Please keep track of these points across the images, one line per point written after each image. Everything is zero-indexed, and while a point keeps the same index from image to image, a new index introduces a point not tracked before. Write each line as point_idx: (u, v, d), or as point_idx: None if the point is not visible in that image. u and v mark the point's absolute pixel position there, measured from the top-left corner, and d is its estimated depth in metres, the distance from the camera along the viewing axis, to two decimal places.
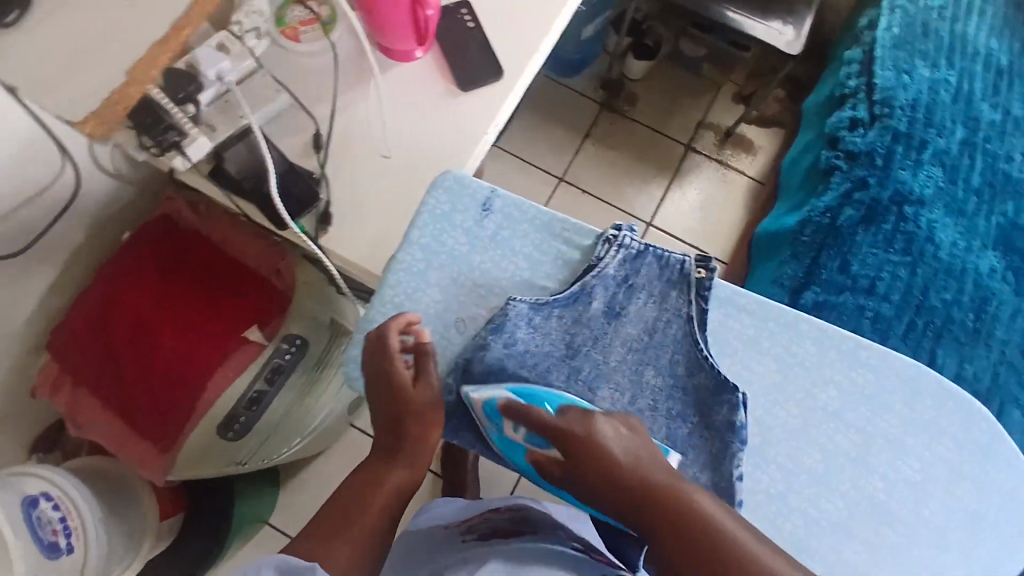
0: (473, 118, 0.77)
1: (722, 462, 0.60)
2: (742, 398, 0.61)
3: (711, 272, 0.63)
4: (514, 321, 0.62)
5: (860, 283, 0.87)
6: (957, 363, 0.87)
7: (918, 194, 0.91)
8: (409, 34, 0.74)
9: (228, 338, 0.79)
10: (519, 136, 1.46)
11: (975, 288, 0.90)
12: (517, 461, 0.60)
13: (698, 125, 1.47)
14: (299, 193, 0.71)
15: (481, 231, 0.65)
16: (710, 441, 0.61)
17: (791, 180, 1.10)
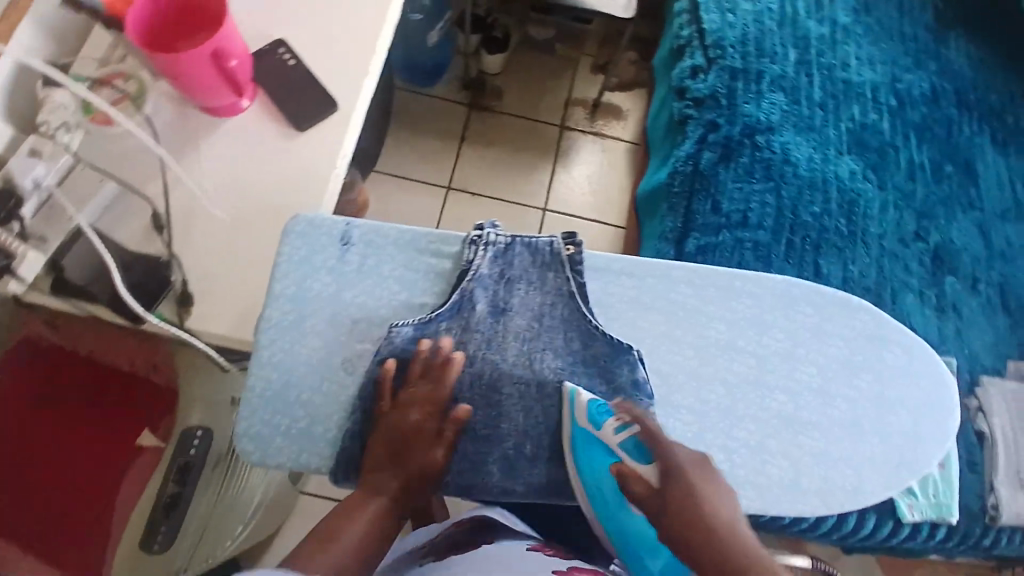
0: (317, 156, 0.75)
1: None
2: (638, 353, 0.63)
3: (579, 246, 0.64)
4: (402, 347, 0.60)
5: (733, 218, 0.92)
6: (841, 267, 0.92)
7: (766, 122, 0.96)
8: (224, 88, 0.72)
9: (123, 449, 0.76)
10: (395, 156, 1.44)
11: (840, 194, 0.95)
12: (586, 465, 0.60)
13: (566, 103, 1.50)
14: (147, 284, 0.69)
15: (347, 266, 0.63)
16: None
17: (656, 135, 1.13)
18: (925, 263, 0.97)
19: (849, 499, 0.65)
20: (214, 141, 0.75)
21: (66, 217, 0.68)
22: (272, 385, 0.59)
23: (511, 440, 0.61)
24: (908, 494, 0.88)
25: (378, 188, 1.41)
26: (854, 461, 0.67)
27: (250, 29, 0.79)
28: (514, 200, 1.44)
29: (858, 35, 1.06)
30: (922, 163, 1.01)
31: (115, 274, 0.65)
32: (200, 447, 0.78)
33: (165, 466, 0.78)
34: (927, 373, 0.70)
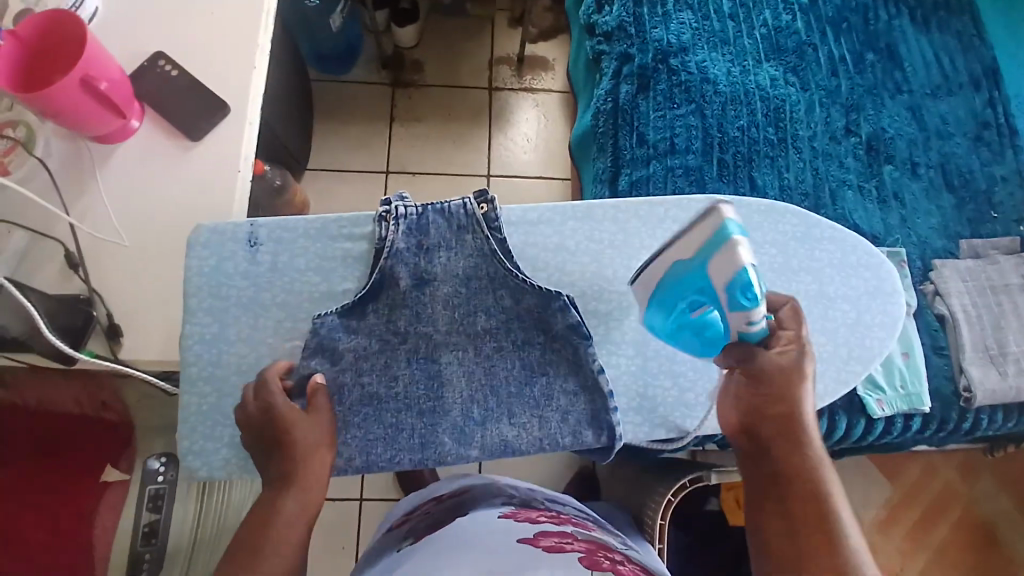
0: (219, 163, 0.72)
1: (581, 362, 0.63)
2: (569, 299, 0.62)
3: (492, 203, 0.62)
4: (332, 337, 0.61)
5: (660, 147, 0.89)
6: (778, 176, 0.91)
7: (678, 43, 0.94)
8: (106, 113, 0.69)
9: (90, 489, 0.75)
10: (327, 151, 1.40)
11: (765, 103, 0.94)
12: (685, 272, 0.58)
13: (490, 64, 1.46)
14: (69, 324, 0.66)
15: (260, 267, 0.70)
16: (563, 351, 0.63)
17: (578, 78, 1.10)
18: (860, 156, 0.96)
19: None
20: (112, 167, 0.72)
21: None
22: None
23: (456, 410, 0.62)
24: (876, 389, 0.88)
25: (317, 186, 1.38)
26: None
27: (124, 45, 0.76)
28: (456, 172, 1.41)
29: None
30: (843, 56, 1.00)
31: (36, 315, 0.63)
32: (167, 473, 0.77)
33: (137, 494, 0.76)
34: (861, 265, 0.71)
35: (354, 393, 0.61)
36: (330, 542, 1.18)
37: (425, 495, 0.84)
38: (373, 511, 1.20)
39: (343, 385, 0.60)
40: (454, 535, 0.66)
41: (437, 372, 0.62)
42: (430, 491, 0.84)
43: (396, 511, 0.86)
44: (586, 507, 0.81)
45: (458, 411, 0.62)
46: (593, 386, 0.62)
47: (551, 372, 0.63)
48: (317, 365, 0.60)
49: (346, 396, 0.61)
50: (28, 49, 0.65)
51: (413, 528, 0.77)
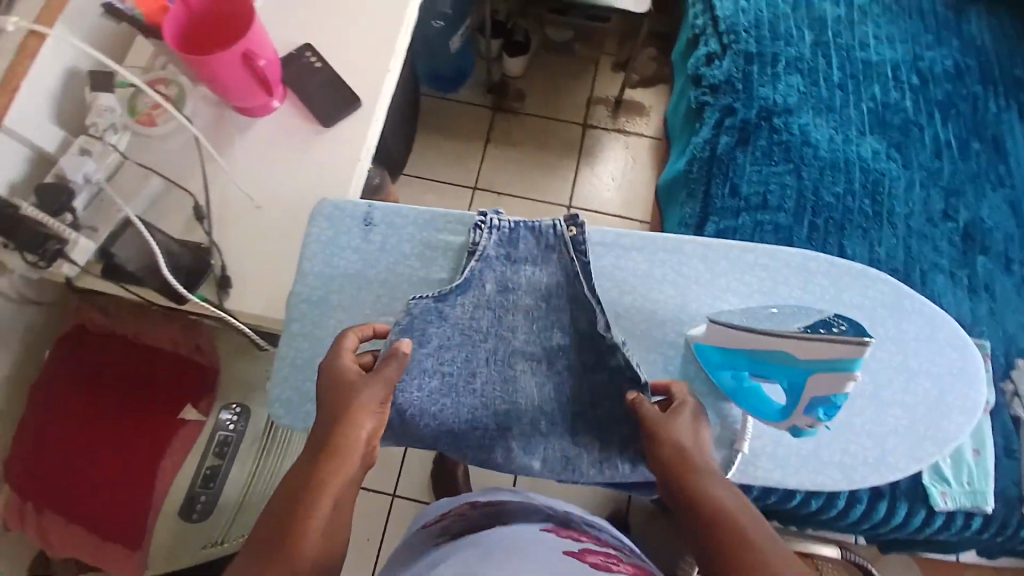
0: (344, 150, 0.79)
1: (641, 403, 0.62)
2: (621, 335, 0.63)
3: (581, 228, 0.66)
4: (422, 320, 0.63)
5: (753, 201, 0.91)
6: (868, 248, 0.91)
7: (783, 104, 0.96)
8: (256, 89, 0.77)
9: (166, 423, 0.78)
10: (421, 159, 1.49)
11: (864, 174, 0.94)
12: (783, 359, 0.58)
13: (588, 102, 1.52)
14: (189, 268, 0.73)
15: (370, 242, 0.73)
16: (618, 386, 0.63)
17: (675, 125, 1.14)
18: (955, 243, 0.95)
19: (871, 473, 0.65)
20: (250, 137, 0.80)
21: (114, 210, 0.76)
22: None
23: (527, 417, 0.64)
24: (941, 480, 0.85)
25: (407, 190, 1.46)
26: (879, 435, 0.66)
27: (277, 34, 0.85)
28: (539, 199, 1.46)
29: (877, 15, 1.05)
30: (949, 140, 0.99)
31: (160, 256, 0.71)
32: (237, 424, 0.81)
33: (206, 439, 0.79)
34: (947, 346, 0.69)
35: (432, 380, 0.63)
36: (359, 529, 1.20)
37: (462, 497, 0.85)
38: (404, 507, 1.22)
39: (425, 368, 0.63)
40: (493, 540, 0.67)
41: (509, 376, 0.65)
42: (467, 496, 0.84)
43: (432, 513, 0.86)
44: (620, 534, 0.81)
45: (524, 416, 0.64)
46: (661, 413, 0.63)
47: (621, 400, 0.63)
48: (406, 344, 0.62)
49: (426, 380, 0.62)
50: (194, 17, 0.73)
51: (448, 528, 0.78)
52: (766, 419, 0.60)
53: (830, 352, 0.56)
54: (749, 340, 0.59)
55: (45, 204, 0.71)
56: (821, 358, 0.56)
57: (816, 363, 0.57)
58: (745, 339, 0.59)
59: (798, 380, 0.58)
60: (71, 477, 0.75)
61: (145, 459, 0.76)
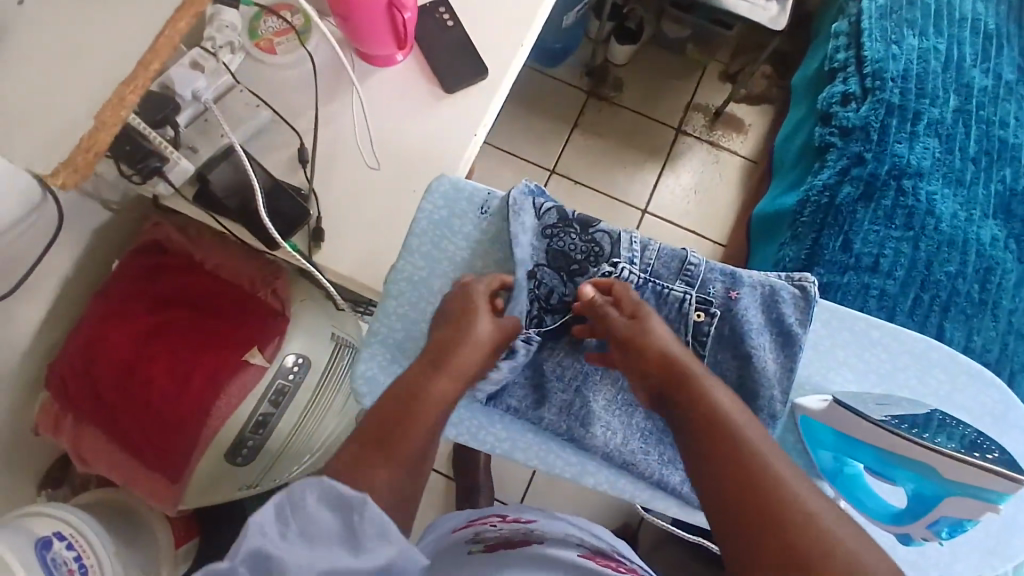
0: (460, 121, 0.77)
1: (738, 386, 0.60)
2: (749, 324, 0.59)
3: (710, 317, 0.60)
4: (506, 213, 0.62)
5: (863, 261, 0.86)
6: (965, 336, 0.86)
7: (916, 166, 0.90)
8: (389, 40, 0.73)
9: (227, 364, 0.74)
10: (506, 130, 1.43)
11: (979, 259, 0.88)
12: (914, 473, 0.54)
13: (686, 107, 1.45)
14: (289, 213, 0.70)
15: (481, 235, 0.63)
16: None
17: (786, 157, 1.09)
18: None
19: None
20: (368, 87, 0.77)
21: (217, 133, 0.71)
22: (393, 334, 0.60)
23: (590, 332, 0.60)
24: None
25: (484, 159, 1.41)
26: (978, 559, 0.62)
27: None
28: (615, 197, 1.40)
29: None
30: None
31: (258, 194, 0.67)
32: (298, 374, 0.78)
33: (265, 384, 0.76)
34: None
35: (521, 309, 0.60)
36: None
37: (490, 508, 0.70)
38: None
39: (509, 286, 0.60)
40: (537, 561, 0.58)
41: (582, 452, 0.59)
42: (496, 504, 0.71)
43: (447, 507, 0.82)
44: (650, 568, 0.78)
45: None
46: None
47: None
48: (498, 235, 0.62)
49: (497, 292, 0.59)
50: None
51: (482, 534, 0.65)
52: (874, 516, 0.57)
53: (976, 477, 0.52)
54: (888, 440, 0.54)
55: (149, 112, 0.67)
56: (956, 477, 0.52)
57: (963, 485, 0.52)
58: (883, 440, 0.54)
59: (928, 494, 0.54)
60: (122, 398, 0.74)
61: (195, 402, 0.74)
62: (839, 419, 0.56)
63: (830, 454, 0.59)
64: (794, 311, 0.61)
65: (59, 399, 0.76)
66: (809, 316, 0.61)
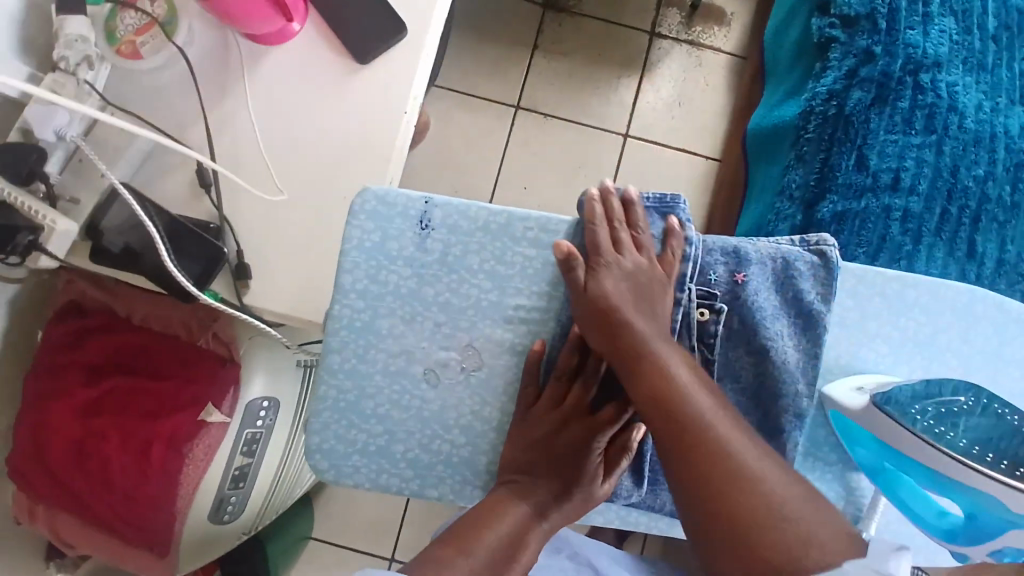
0: (383, 100, 0.63)
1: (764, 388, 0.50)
2: (773, 312, 0.50)
3: (717, 315, 0.50)
4: (442, 224, 0.51)
5: (882, 179, 0.74)
6: (999, 246, 0.76)
7: (934, 55, 0.76)
8: (271, 11, 0.59)
9: (184, 426, 0.67)
10: (457, 67, 1.25)
11: (1009, 155, 0.76)
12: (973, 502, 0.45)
13: (658, 3, 1.25)
14: (199, 257, 0.59)
15: (426, 256, 0.51)
16: None
17: (778, 55, 0.94)
18: None
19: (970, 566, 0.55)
20: (265, 75, 0.63)
21: (95, 173, 0.60)
22: (345, 395, 0.51)
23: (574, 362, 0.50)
24: None
25: (440, 105, 1.25)
26: None
27: None
28: (590, 124, 1.25)
29: None
30: None
31: (159, 241, 0.56)
32: (267, 418, 0.70)
33: (233, 437, 0.68)
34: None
35: (492, 332, 0.51)
36: None
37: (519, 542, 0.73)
38: None
39: (483, 298, 0.51)
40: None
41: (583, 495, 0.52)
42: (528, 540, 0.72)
43: None
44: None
45: None
46: None
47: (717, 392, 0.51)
48: (441, 253, 0.51)
49: (464, 321, 0.51)
50: None
51: None
52: (925, 528, 0.49)
53: None
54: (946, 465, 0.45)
55: (8, 170, 0.54)
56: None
57: None
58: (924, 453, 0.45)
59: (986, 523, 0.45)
60: (82, 482, 0.67)
61: (160, 473, 0.66)
62: (879, 426, 0.47)
63: (867, 451, 0.50)
64: (814, 285, 0.50)
65: (21, 494, 0.69)
66: (833, 288, 0.50)
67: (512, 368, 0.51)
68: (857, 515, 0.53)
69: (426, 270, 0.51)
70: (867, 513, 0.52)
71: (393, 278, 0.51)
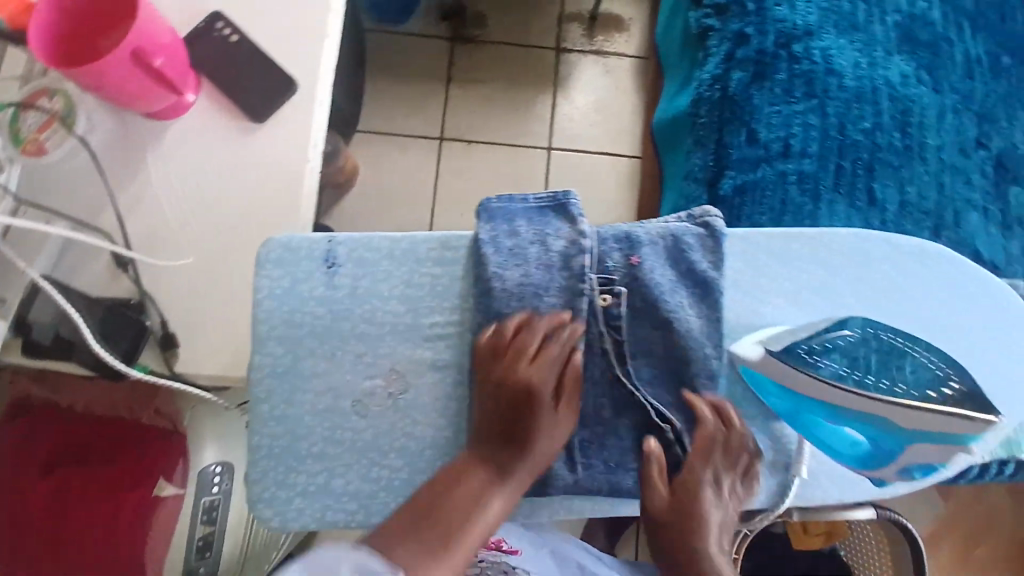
0: (284, 153, 0.65)
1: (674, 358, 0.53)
2: (670, 285, 0.53)
3: (619, 297, 0.53)
4: (347, 259, 0.53)
5: (773, 147, 0.78)
6: (899, 189, 0.80)
7: (802, 25, 0.81)
8: (161, 88, 0.61)
9: (144, 505, 0.66)
10: (378, 111, 1.29)
11: (893, 103, 0.81)
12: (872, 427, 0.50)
13: (559, 21, 1.31)
14: (123, 336, 0.61)
15: (336, 292, 0.53)
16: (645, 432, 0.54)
17: (669, 50, 0.99)
18: (991, 173, 0.83)
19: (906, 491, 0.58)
20: (167, 148, 0.65)
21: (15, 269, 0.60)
22: (278, 441, 0.52)
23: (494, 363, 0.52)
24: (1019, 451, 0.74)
25: (366, 150, 1.28)
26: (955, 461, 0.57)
27: (179, 9, 0.67)
28: (515, 143, 1.29)
29: None
30: (980, 56, 0.86)
31: (84, 326, 0.58)
32: (223, 484, 0.71)
33: (191, 506, 0.69)
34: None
35: (412, 354, 0.53)
36: None
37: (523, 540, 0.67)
38: None
39: (398, 324, 0.53)
40: None
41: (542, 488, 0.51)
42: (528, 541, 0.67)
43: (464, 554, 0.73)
44: None
45: (591, 401, 0.53)
46: (629, 402, 0.53)
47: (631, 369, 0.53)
48: (351, 286, 0.53)
49: (383, 349, 0.53)
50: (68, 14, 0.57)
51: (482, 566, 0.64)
52: (843, 462, 0.54)
53: (930, 423, 0.48)
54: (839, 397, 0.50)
55: None
56: (921, 428, 0.48)
57: (923, 433, 0.49)
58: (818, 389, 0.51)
59: (888, 444, 0.51)
60: None
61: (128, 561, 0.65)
62: (779, 374, 0.52)
63: (779, 402, 0.54)
64: (704, 255, 0.54)
65: None
66: (721, 255, 0.54)
67: (438, 386, 0.53)
68: (788, 460, 0.56)
69: (339, 306, 0.53)
70: (796, 456, 0.56)
71: (309, 319, 0.53)
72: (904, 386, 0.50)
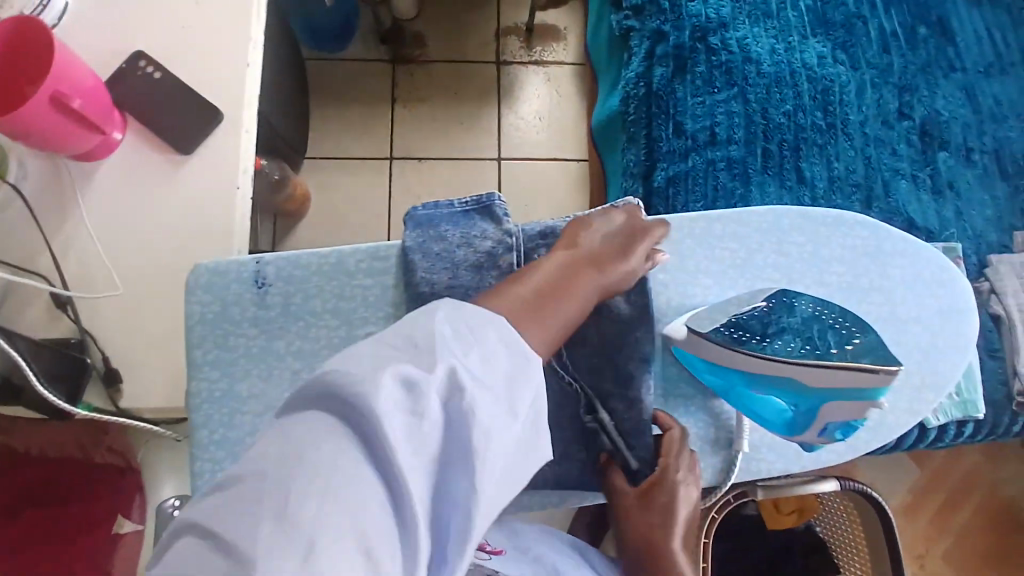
0: (213, 182, 0.66)
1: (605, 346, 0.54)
2: None
3: None
4: (276, 278, 0.54)
5: (700, 137, 0.81)
6: (826, 167, 0.83)
7: (718, 18, 0.85)
8: (86, 129, 0.61)
9: (101, 546, 0.68)
10: (325, 136, 1.30)
11: (812, 84, 0.85)
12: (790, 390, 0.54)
13: (497, 36, 1.34)
14: (63, 376, 0.60)
15: (268, 312, 0.54)
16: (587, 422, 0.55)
17: (598, 54, 1.02)
18: (914, 142, 0.86)
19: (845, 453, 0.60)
20: (96, 188, 0.65)
21: None
22: (219, 465, 0.52)
23: None
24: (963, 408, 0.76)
25: (316, 175, 1.28)
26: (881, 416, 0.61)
27: (99, 50, 0.68)
28: (464, 156, 1.30)
29: None
30: (895, 30, 0.90)
31: (30, 372, 0.56)
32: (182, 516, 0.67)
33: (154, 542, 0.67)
34: (947, 310, 0.62)
35: None
36: None
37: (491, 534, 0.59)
38: None
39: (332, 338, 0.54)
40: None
41: None
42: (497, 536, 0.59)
43: None
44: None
45: None
46: (566, 393, 0.55)
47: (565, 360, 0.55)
48: (282, 305, 0.54)
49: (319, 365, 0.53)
50: None
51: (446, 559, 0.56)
52: (773, 430, 0.57)
53: (836, 378, 0.51)
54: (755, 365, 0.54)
55: None
56: (833, 386, 0.52)
57: (831, 390, 0.52)
58: (739, 359, 0.54)
59: (806, 405, 0.54)
60: None
61: None
62: (703, 350, 0.55)
63: (711, 377, 0.57)
64: None
65: None
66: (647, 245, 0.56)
67: None
68: (729, 436, 0.58)
69: (272, 325, 0.54)
70: (737, 433, 0.58)
71: (243, 341, 0.54)
72: (812, 347, 0.53)
